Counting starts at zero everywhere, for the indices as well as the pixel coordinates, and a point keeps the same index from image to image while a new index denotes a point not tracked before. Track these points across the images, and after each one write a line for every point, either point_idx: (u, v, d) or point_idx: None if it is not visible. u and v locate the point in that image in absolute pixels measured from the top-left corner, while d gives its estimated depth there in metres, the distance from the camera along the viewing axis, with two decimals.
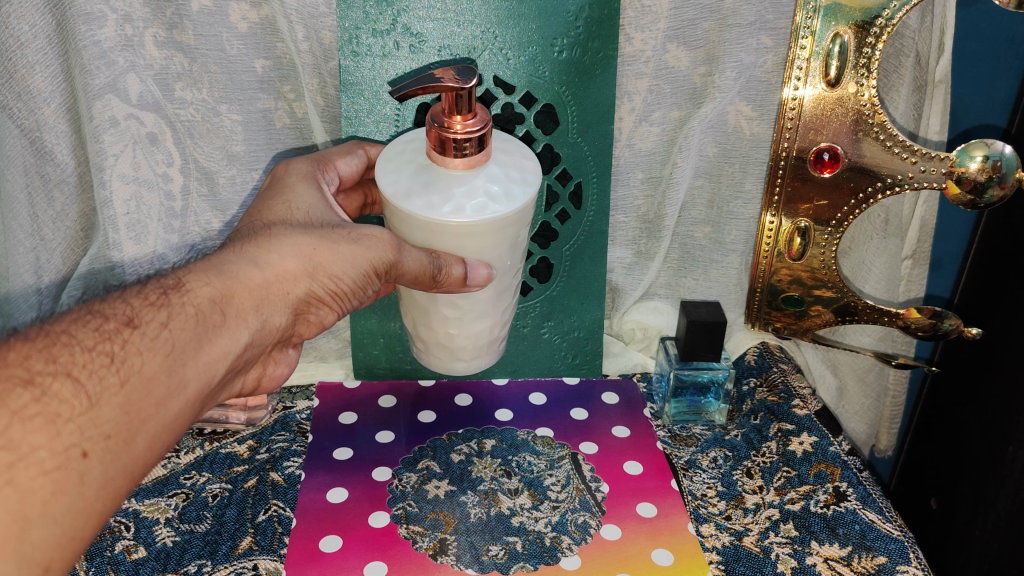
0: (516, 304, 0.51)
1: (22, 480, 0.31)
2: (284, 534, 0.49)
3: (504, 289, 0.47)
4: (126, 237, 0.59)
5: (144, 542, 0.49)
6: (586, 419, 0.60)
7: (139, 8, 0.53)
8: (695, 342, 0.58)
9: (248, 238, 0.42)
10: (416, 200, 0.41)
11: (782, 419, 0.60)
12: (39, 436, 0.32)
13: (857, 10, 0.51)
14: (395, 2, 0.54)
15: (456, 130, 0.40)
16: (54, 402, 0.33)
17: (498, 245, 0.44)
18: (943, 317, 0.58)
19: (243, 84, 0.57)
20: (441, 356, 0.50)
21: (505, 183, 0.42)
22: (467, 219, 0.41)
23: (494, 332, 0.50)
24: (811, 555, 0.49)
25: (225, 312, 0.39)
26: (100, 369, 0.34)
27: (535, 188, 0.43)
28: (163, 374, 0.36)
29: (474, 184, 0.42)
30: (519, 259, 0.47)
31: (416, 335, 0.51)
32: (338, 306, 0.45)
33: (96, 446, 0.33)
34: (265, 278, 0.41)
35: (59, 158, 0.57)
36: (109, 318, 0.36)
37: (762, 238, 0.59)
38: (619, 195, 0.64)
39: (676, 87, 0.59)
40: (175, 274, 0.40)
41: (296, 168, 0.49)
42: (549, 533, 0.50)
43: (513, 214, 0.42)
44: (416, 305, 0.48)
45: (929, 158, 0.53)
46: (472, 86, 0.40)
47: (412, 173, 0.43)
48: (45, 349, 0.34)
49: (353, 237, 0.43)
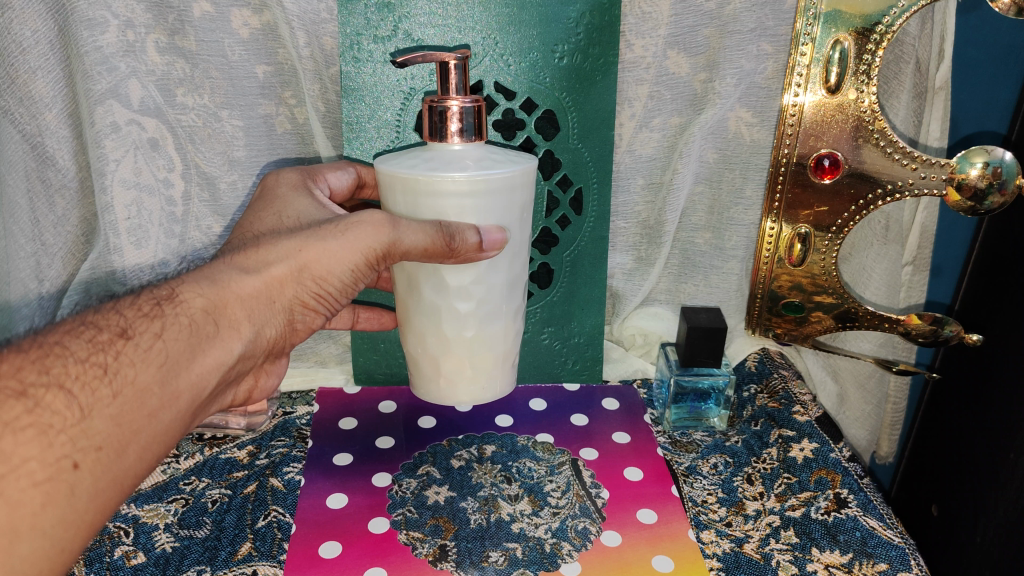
0: (521, 318, 0.50)
1: (12, 492, 0.30)
2: (285, 540, 0.49)
3: (515, 278, 0.47)
4: (127, 242, 0.59)
5: (144, 547, 0.48)
6: (586, 425, 0.60)
7: (141, 14, 0.53)
8: (695, 348, 0.58)
9: (239, 249, 0.43)
10: (421, 167, 0.42)
11: (782, 426, 0.59)
12: (31, 447, 0.31)
13: (857, 17, 0.51)
14: (395, 8, 0.54)
15: (455, 100, 0.43)
16: (47, 413, 0.32)
17: (507, 213, 0.43)
18: (943, 323, 0.58)
19: (244, 90, 0.57)
20: (452, 368, 0.48)
21: (505, 155, 0.43)
22: (475, 174, 0.41)
23: (503, 337, 0.48)
24: (812, 561, 0.48)
25: (218, 322, 0.40)
26: (93, 381, 0.34)
27: (535, 160, 0.44)
28: (156, 385, 0.36)
29: (477, 153, 0.43)
30: (528, 245, 0.46)
31: (420, 351, 0.48)
32: (325, 308, 0.45)
33: (87, 457, 0.33)
34: (256, 284, 0.41)
35: (61, 163, 0.57)
36: (102, 329, 0.36)
37: (762, 244, 0.60)
38: (619, 201, 0.64)
39: (676, 93, 0.59)
40: (168, 285, 0.40)
41: (286, 177, 0.50)
42: (549, 539, 0.49)
43: (518, 174, 0.42)
44: (424, 310, 0.47)
45: (929, 165, 0.53)
46: (467, 61, 0.43)
47: (414, 156, 0.43)
48: (38, 360, 0.34)
49: (341, 229, 0.43)
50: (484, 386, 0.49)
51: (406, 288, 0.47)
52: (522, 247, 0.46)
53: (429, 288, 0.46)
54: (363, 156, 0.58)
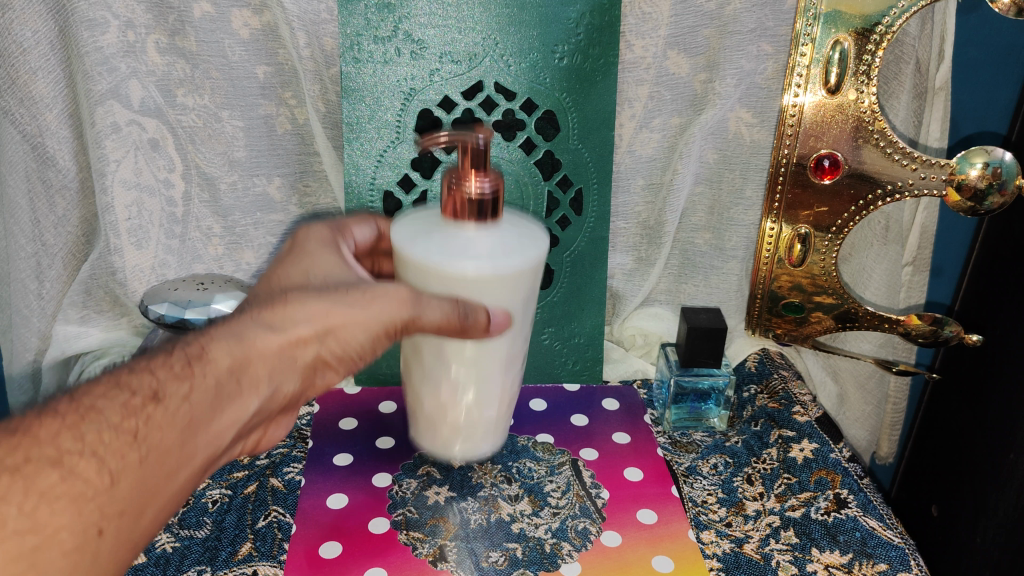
0: (521, 381, 0.51)
1: (45, 565, 0.27)
2: (285, 540, 0.49)
3: (516, 356, 0.47)
4: (127, 242, 0.59)
5: (144, 548, 0.48)
6: (587, 426, 0.60)
7: (142, 15, 0.53)
8: (695, 349, 0.58)
9: (263, 302, 0.38)
10: (431, 252, 0.41)
11: (782, 426, 0.59)
12: (63, 514, 0.28)
13: (856, 17, 0.51)
14: (396, 9, 0.55)
15: (471, 188, 0.41)
16: (77, 480, 0.29)
17: (517, 301, 0.43)
18: (943, 324, 0.58)
19: (245, 90, 0.57)
20: (451, 434, 0.50)
21: (517, 238, 0.43)
22: (485, 269, 0.41)
23: (501, 404, 0.49)
24: (812, 562, 0.48)
25: (240, 380, 0.36)
26: (121, 445, 0.30)
27: (548, 244, 0.44)
28: (177, 447, 0.32)
29: (487, 238, 0.42)
30: (531, 325, 0.47)
31: (421, 413, 0.50)
32: (343, 373, 0.41)
33: (111, 524, 0.30)
34: (279, 344, 0.37)
35: (61, 164, 0.57)
36: (131, 390, 0.32)
37: (762, 245, 0.59)
38: (620, 201, 0.64)
39: (676, 94, 0.59)
40: (195, 339, 0.35)
41: (316, 233, 0.47)
42: (549, 540, 0.49)
43: (528, 266, 0.42)
44: (426, 379, 0.48)
45: (929, 165, 0.53)
46: (490, 144, 0.41)
47: (427, 232, 0.43)
48: (72, 423, 0.30)
49: (368, 296, 0.39)
50: (479, 445, 0.51)
51: (409, 354, 0.48)
52: (523, 328, 0.46)
53: (430, 359, 0.46)
54: (363, 156, 0.58)
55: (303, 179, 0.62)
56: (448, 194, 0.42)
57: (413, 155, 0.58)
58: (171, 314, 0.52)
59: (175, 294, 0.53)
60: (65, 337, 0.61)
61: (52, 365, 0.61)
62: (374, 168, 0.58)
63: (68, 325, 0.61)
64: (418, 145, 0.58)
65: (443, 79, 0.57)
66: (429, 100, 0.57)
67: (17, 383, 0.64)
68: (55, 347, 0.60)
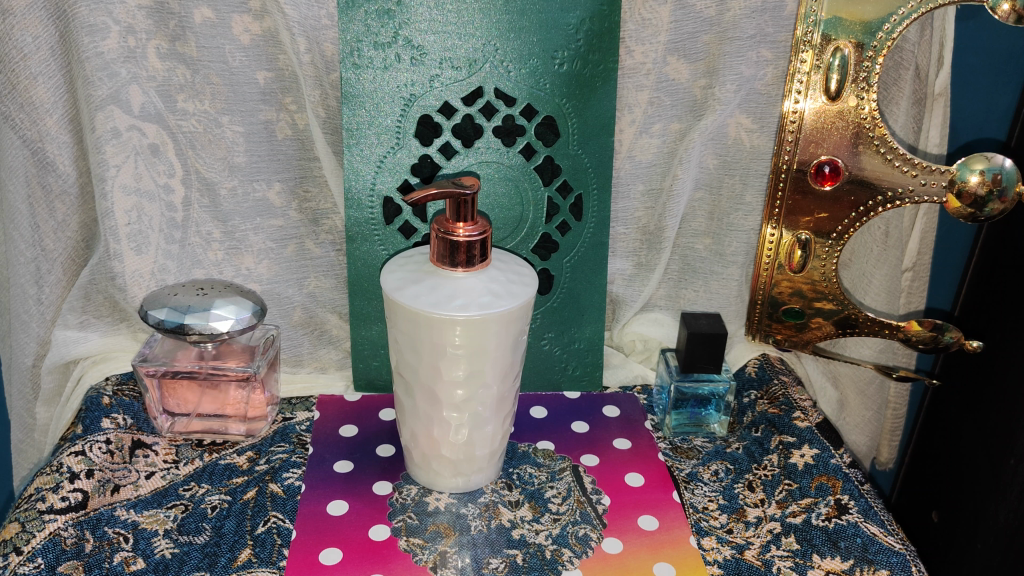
0: (513, 418, 0.55)
1: None
2: (284, 546, 0.49)
3: (504, 394, 0.52)
4: (127, 247, 0.60)
5: (143, 554, 0.48)
6: (588, 432, 0.60)
7: (143, 21, 0.53)
8: (695, 353, 0.58)
9: None
10: (424, 298, 0.46)
11: (782, 432, 0.59)
12: None
13: (857, 25, 0.51)
14: (395, 15, 0.55)
15: (459, 234, 0.46)
16: None
17: (504, 341, 0.48)
18: (943, 330, 0.58)
19: (245, 96, 0.57)
20: (442, 467, 0.53)
21: (505, 283, 0.48)
22: (474, 313, 0.46)
23: (493, 443, 0.53)
24: (813, 568, 0.48)
25: None
26: None
27: (534, 288, 0.48)
28: None
29: (476, 285, 0.47)
30: (519, 364, 0.52)
31: (412, 446, 0.53)
32: None
33: None
34: None
35: (61, 169, 0.57)
36: None
37: (762, 250, 0.59)
38: (619, 207, 0.64)
39: (676, 100, 0.60)
40: None
41: None
42: (550, 546, 0.49)
43: (516, 309, 0.47)
44: (417, 415, 0.52)
45: (929, 172, 0.53)
46: (473, 195, 0.46)
47: (417, 279, 0.48)
48: None
49: None
50: (470, 479, 0.54)
51: (403, 392, 0.52)
52: (512, 367, 0.51)
53: (422, 396, 0.51)
54: (364, 163, 0.58)
55: (303, 184, 0.62)
56: (439, 240, 0.47)
57: (413, 160, 0.58)
58: (170, 319, 0.51)
59: (174, 299, 0.53)
60: (65, 342, 0.62)
61: (52, 369, 0.62)
62: (374, 174, 0.58)
63: (67, 330, 0.62)
64: (418, 151, 0.58)
65: (443, 85, 0.57)
66: (429, 106, 0.57)
67: (16, 388, 0.64)
68: (56, 352, 0.61)
